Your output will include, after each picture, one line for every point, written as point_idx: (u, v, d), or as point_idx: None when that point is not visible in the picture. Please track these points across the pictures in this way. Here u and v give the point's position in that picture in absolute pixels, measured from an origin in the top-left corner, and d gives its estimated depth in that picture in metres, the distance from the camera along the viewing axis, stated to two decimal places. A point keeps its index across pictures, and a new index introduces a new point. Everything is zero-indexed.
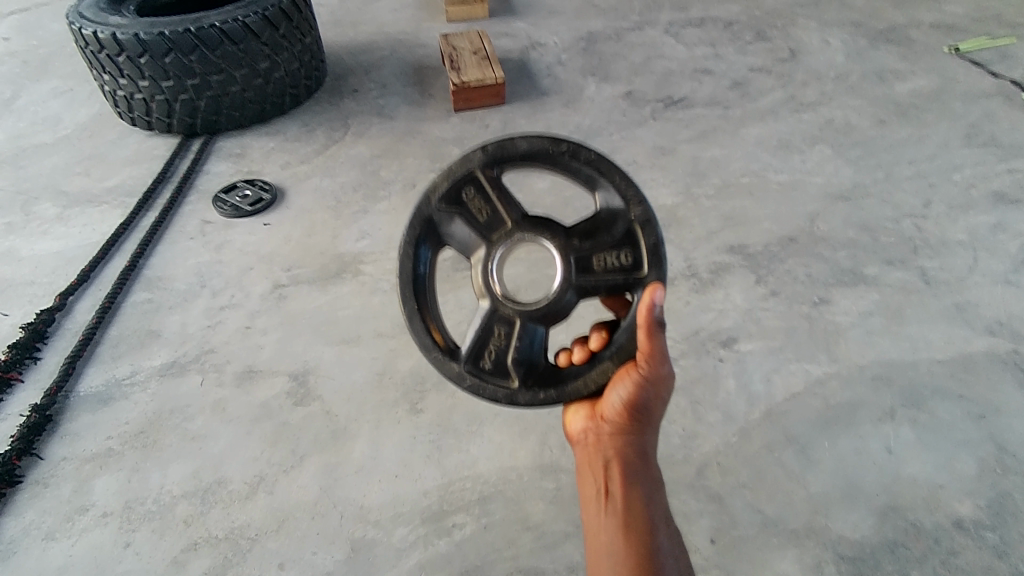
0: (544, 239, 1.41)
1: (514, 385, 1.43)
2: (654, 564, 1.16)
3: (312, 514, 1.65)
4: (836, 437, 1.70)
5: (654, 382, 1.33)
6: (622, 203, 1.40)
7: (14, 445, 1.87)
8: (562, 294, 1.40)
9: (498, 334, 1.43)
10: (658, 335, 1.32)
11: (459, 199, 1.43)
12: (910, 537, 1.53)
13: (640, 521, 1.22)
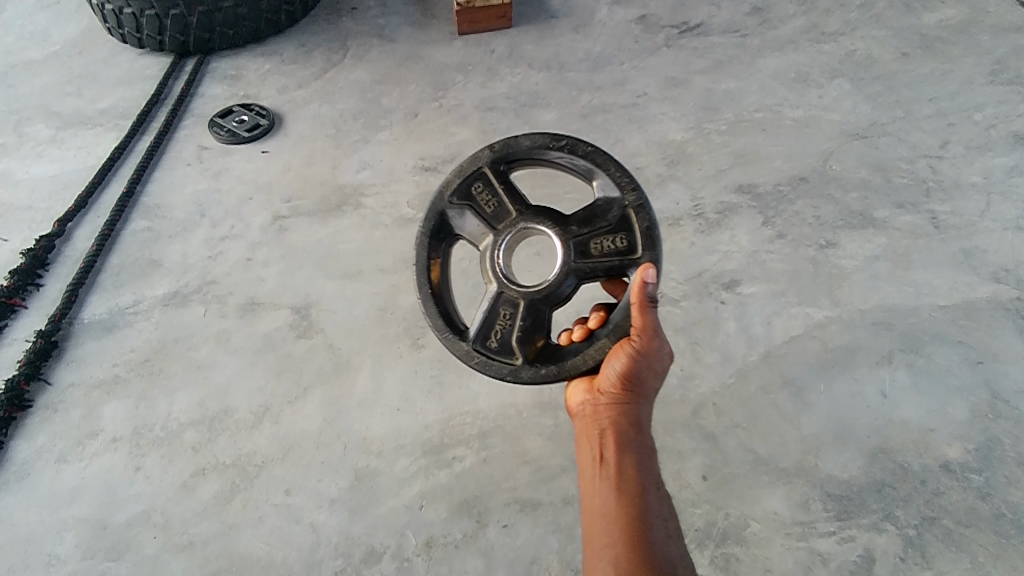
0: (546, 227, 1.43)
1: (517, 361, 1.41)
2: (646, 525, 1.09)
3: (315, 443, 1.69)
4: (832, 381, 1.72)
5: (648, 353, 1.29)
6: (618, 190, 1.41)
7: (21, 370, 1.91)
8: (562, 278, 1.40)
9: (505, 315, 1.43)
10: (651, 310, 1.30)
11: (468, 194, 1.49)
12: (897, 478, 1.57)
13: (632, 484, 1.15)
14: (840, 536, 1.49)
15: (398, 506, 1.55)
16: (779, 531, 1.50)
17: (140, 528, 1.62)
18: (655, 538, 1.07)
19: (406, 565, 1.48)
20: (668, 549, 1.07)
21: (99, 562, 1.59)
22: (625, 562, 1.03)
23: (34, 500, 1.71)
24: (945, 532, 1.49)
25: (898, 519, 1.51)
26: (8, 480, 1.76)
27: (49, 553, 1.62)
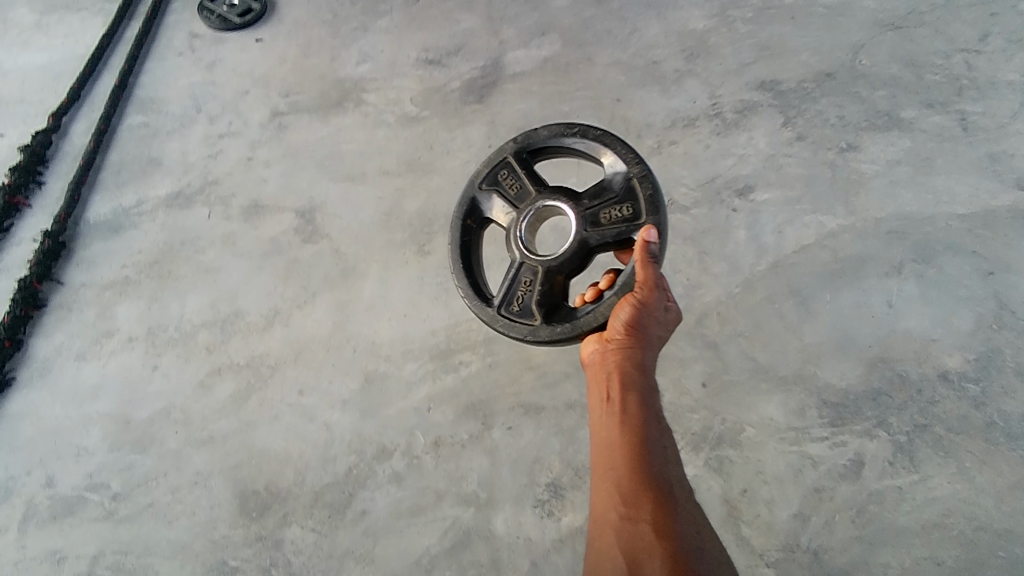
0: (562, 203, 1.38)
1: (536, 322, 1.35)
2: (649, 451, 1.07)
3: (326, 347, 1.72)
4: (839, 291, 1.70)
5: (651, 302, 1.22)
6: (626, 160, 1.34)
7: (32, 270, 1.91)
8: (577, 250, 1.34)
9: (525, 288, 1.38)
10: (652, 260, 1.23)
11: (494, 181, 1.47)
12: (894, 387, 1.58)
13: (635, 414, 1.12)
14: (832, 441, 1.53)
15: (407, 408, 1.59)
16: (772, 435, 1.54)
17: (161, 423, 1.67)
18: (657, 463, 1.05)
19: (415, 461, 1.53)
20: (670, 473, 1.05)
21: (126, 454, 1.64)
22: (627, 485, 1.02)
23: (58, 395, 1.77)
24: (935, 439, 1.51)
25: (890, 426, 1.53)
26: (33, 375, 1.82)
27: (78, 445, 1.67)
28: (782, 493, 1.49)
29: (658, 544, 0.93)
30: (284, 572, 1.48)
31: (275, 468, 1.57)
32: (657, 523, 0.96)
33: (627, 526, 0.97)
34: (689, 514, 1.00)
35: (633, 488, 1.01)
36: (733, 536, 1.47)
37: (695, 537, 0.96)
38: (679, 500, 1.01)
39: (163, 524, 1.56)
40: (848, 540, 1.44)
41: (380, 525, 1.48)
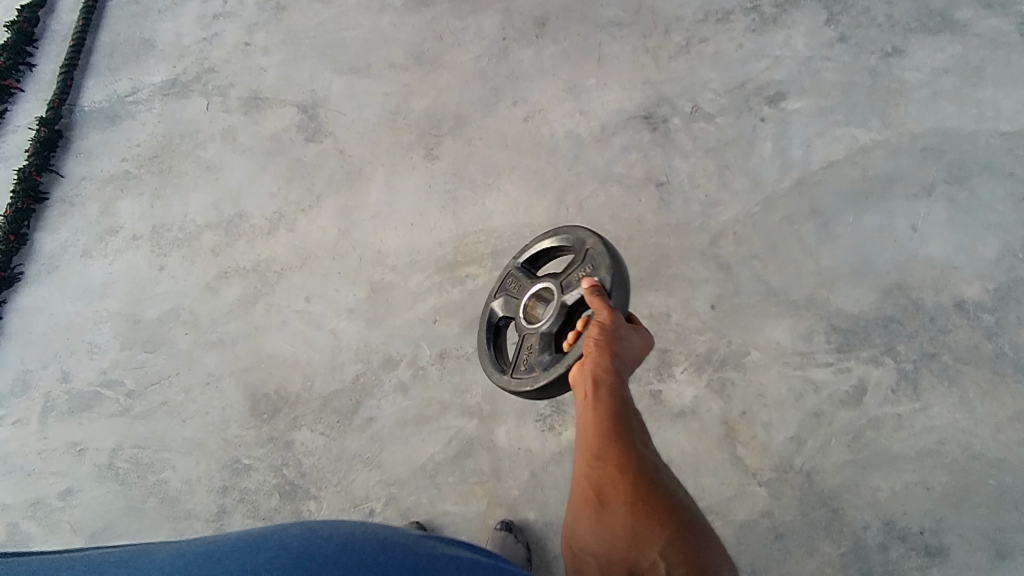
0: (545, 282, 1.34)
1: (538, 372, 1.26)
2: (616, 407, 1.06)
3: (332, 254, 1.69)
4: (862, 212, 1.61)
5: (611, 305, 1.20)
6: (583, 228, 1.31)
7: (31, 161, 1.85)
8: (560, 311, 1.28)
9: (528, 361, 1.30)
10: (605, 295, 1.19)
11: (497, 287, 1.44)
12: (907, 314, 1.53)
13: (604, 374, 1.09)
14: (837, 367, 1.50)
15: (413, 319, 1.59)
16: (777, 360, 1.52)
17: (170, 324, 1.67)
18: (625, 416, 1.05)
19: (420, 372, 1.53)
20: (636, 425, 1.05)
21: (137, 353, 1.64)
22: (595, 441, 1.03)
23: (67, 292, 1.75)
24: (941, 368, 1.48)
25: (898, 354, 1.50)
26: (39, 272, 1.80)
27: (91, 342, 1.67)
28: (781, 416, 1.48)
29: (624, 481, 0.94)
30: (295, 472, 1.49)
31: (283, 372, 1.58)
32: (623, 464, 0.97)
33: (597, 472, 0.98)
34: (657, 456, 1.01)
35: (601, 440, 1.02)
36: (727, 455, 1.47)
37: (662, 470, 0.97)
38: (646, 446, 1.02)
39: (177, 423, 1.56)
40: (841, 463, 1.43)
41: (387, 432, 1.50)
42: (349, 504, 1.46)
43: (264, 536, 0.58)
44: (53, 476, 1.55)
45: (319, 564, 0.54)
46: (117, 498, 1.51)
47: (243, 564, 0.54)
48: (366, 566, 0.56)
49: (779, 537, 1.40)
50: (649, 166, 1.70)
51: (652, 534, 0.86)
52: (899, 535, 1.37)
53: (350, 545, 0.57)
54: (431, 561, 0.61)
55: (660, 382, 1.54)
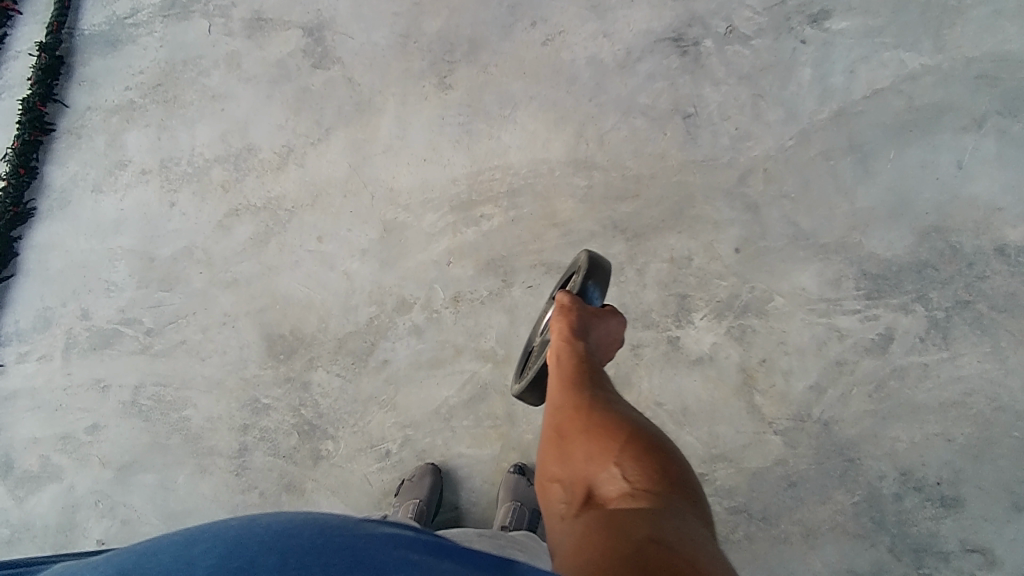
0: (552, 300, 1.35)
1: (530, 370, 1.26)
2: (578, 359, 1.08)
3: (343, 192, 1.64)
4: (905, 147, 1.50)
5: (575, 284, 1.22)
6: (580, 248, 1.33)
7: (33, 90, 1.74)
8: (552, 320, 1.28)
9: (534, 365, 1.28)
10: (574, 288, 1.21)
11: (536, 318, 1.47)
12: (943, 259, 1.45)
13: (567, 330, 1.12)
14: (864, 315, 1.45)
15: (426, 261, 1.56)
16: (801, 307, 1.46)
17: (185, 263, 1.65)
18: (587, 365, 1.07)
19: (434, 316, 1.52)
20: (599, 371, 1.07)
21: (154, 292, 1.64)
22: (559, 390, 1.05)
23: (81, 228, 1.72)
24: (975, 316, 1.42)
25: (930, 301, 1.43)
26: (52, 208, 1.74)
27: (107, 279, 1.66)
28: (802, 364, 1.44)
29: (582, 417, 0.97)
30: (313, 413, 1.52)
31: (298, 313, 1.57)
32: (581, 404, 0.99)
33: (559, 416, 1.01)
34: (617, 393, 1.02)
35: (562, 390, 1.04)
36: (745, 404, 1.44)
37: (621, 404, 0.98)
38: (607, 387, 1.04)
39: (197, 361, 1.58)
40: (862, 413, 1.40)
41: (401, 374, 1.50)
42: (365, 444, 1.49)
43: (197, 530, 0.56)
44: (79, 411, 1.59)
45: (255, 551, 0.52)
46: (143, 434, 1.55)
47: (173, 556, 0.52)
48: (305, 550, 0.53)
49: (792, 485, 1.39)
50: (676, 96, 1.58)
51: (607, 456, 0.88)
52: (916, 485, 1.36)
53: (288, 531, 0.55)
54: (375, 540, 0.58)
55: (679, 328, 1.48)
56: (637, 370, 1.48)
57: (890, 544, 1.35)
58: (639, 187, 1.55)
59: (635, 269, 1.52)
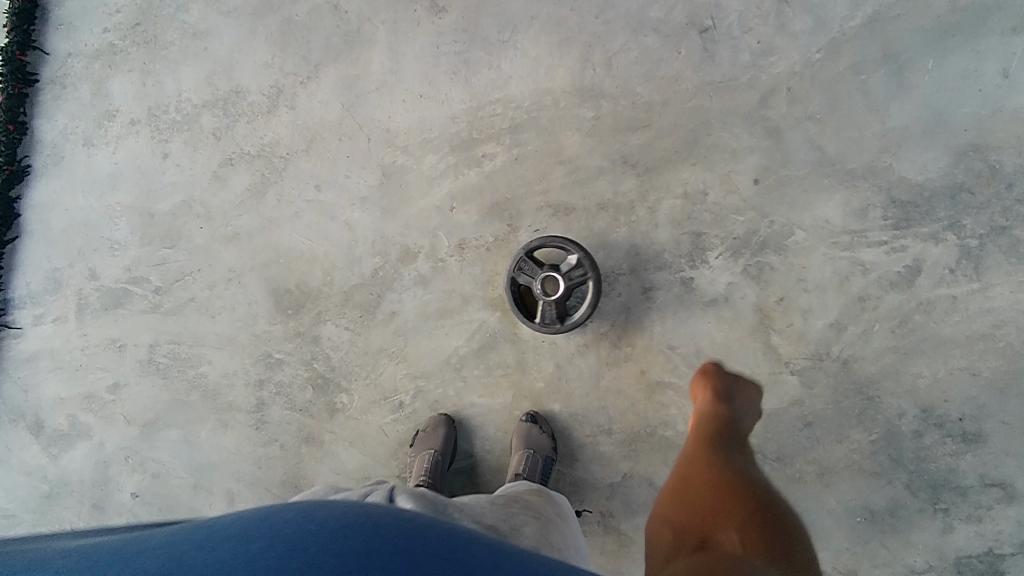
0: (549, 274, 1.35)
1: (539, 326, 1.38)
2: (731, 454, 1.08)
3: (338, 135, 1.56)
4: (946, 55, 1.34)
5: (744, 387, 1.29)
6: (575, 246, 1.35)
7: (10, 38, 1.60)
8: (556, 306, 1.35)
9: (558, 322, 1.37)
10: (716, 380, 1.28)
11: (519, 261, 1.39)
12: (980, 182, 1.34)
13: (711, 398, 1.24)
14: (890, 247, 1.36)
15: (429, 207, 1.51)
16: (824, 241, 1.38)
17: (185, 218, 1.61)
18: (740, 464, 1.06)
19: (440, 265, 1.49)
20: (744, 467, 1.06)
21: (157, 249, 1.61)
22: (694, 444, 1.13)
23: (77, 185, 1.66)
24: (1011, 244, 1.33)
25: (962, 229, 1.34)
26: (46, 165, 1.67)
27: (110, 238, 1.64)
28: (822, 302, 1.38)
29: (710, 472, 1.02)
30: (325, 366, 1.52)
31: (302, 266, 1.55)
32: (717, 462, 1.05)
33: (700, 490, 0.98)
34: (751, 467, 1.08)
35: (710, 470, 1.03)
36: (761, 344, 1.39)
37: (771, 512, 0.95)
38: (746, 455, 1.10)
39: (207, 318, 1.58)
40: (883, 349, 1.35)
41: (409, 326, 1.49)
42: (379, 396, 1.50)
43: (255, 528, 0.58)
44: (99, 370, 1.62)
45: (315, 551, 0.53)
46: (163, 392, 1.59)
47: (233, 551, 0.54)
48: (362, 550, 0.54)
49: (808, 426, 1.37)
50: (692, 7, 1.42)
51: (723, 507, 0.92)
52: (937, 422, 1.33)
53: (344, 531, 0.57)
54: (412, 523, 0.64)
55: (693, 269, 1.42)
56: (649, 313, 1.43)
57: (906, 480, 1.34)
58: (650, 115, 1.44)
59: (646, 207, 1.43)
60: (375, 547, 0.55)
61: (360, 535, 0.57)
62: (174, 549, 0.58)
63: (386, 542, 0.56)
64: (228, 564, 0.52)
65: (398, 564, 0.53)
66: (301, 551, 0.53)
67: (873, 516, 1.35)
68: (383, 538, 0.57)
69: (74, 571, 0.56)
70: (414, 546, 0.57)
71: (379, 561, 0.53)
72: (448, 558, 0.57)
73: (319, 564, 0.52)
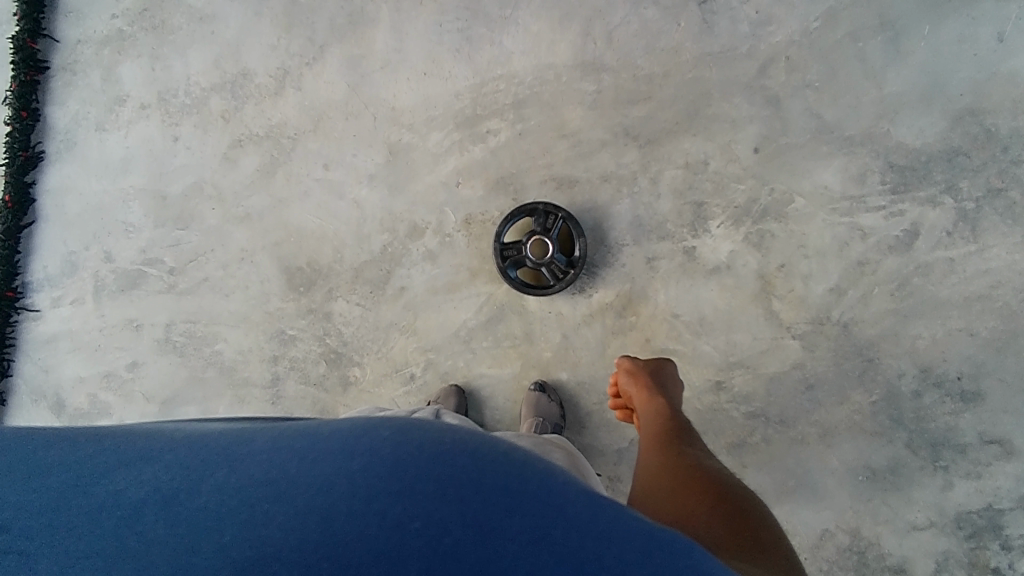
0: (534, 242, 1.44)
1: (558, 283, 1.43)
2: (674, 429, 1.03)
3: (345, 114, 1.58)
4: (942, 21, 1.36)
5: (665, 366, 1.24)
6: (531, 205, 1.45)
7: (21, 27, 1.64)
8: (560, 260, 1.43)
9: (570, 268, 1.43)
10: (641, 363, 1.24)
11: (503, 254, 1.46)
12: (977, 145, 1.36)
13: (643, 384, 1.18)
14: (889, 211, 1.38)
15: (435, 183, 1.54)
16: (824, 207, 1.40)
17: (197, 200, 1.64)
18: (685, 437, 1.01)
19: (447, 239, 1.53)
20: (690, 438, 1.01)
21: (171, 230, 1.65)
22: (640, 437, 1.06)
23: (91, 170, 1.70)
24: (1007, 205, 1.36)
25: (960, 192, 1.36)
26: (59, 150, 1.71)
27: (124, 221, 1.68)
28: (822, 267, 1.40)
29: (654, 456, 0.96)
30: (338, 341, 1.57)
31: (312, 244, 1.58)
32: (658, 444, 0.99)
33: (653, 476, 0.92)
34: (709, 451, 0.98)
35: (657, 453, 0.97)
36: (763, 310, 1.42)
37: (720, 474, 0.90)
38: (686, 427, 1.06)
39: (221, 297, 1.62)
40: (883, 312, 1.38)
41: (419, 300, 1.53)
42: (390, 369, 1.54)
43: (352, 439, 0.62)
44: (117, 350, 1.67)
45: (413, 476, 0.57)
46: (180, 370, 1.63)
47: (334, 466, 0.58)
48: (462, 481, 0.58)
49: (809, 388, 1.40)
50: None
51: (681, 485, 0.87)
52: (936, 382, 1.36)
53: (442, 456, 0.60)
54: (508, 451, 0.65)
55: (695, 238, 1.44)
56: (653, 282, 1.46)
57: (907, 439, 1.37)
58: (650, 87, 1.46)
59: (648, 177, 1.46)
60: (475, 479, 0.58)
61: (461, 463, 0.60)
62: (273, 450, 0.62)
63: (486, 476, 0.59)
64: (331, 480, 0.57)
65: (499, 501, 0.56)
66: (402, 473, 0.57)
67: (875, 474, 1.39)
68: (486, 469, 0.59)
69: (184, 465, 0.61)
70: (514, 481, 0.59)
71: (478, 495, 0.56)
72: (550, 494, 0.59)
73: (421, 491, 0.56)
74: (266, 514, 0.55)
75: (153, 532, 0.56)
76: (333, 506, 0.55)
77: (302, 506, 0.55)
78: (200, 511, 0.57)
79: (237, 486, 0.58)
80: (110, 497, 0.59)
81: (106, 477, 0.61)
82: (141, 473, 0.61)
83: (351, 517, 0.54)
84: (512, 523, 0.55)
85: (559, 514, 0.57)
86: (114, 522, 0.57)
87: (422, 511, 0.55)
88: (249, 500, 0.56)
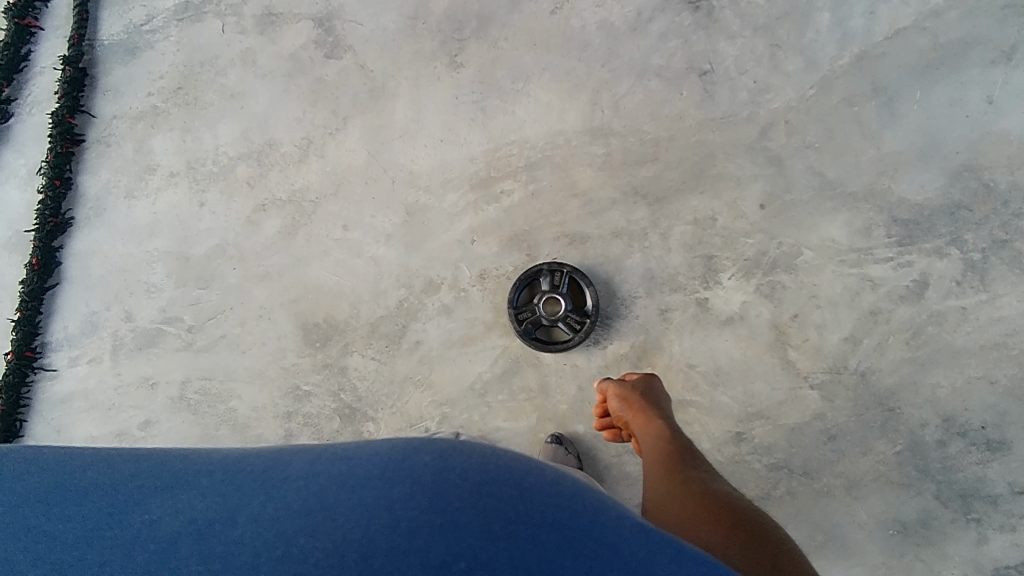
0: (546, 300, 1.50)
1: (576, 334, 1.48)
2: (678, 449, 1.04)
3: (365, 178, 1.64)
4: (932, 86, 1.43)
5: (654, 385, 1.26)
6: (536, 266, 1.53)
7: (61, 103, 1.70)
8: (574, 312, 1.49)
9: (584, 317, 1.48)
10: (636, 385, 1.26)
11: (519, 317, 1.51)
12: (977, 199, 1.41)
13: (642, 407, 1.19)
14: (896, 263, 1.42)
15: (451, 242, 1.59)
16: (832, 259, 1.44)
17: (219, 260, 1.69)
18: (688, 455, 1.02)
19: (462, 294, 1.57)
20: (694, 456, 1.02)
21: (191, 290, 1.69)
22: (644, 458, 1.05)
23: (117, 234, 1.74)
24: (1013, 256, 1.39)
25: (965, 244, 1.40)
26: (88, 217, 1.75)
27: (146, 281, 1.72)
28: (835, 317, 1.42)
29: (662, 475, 0.96)
30: (352, 397, 1.60)
31: (330, 302, 1.63)
32: (664, 463, 1.00)
33: (664, 494, 0.92)
34: (713, 472, 0.98)
35: (664, 472, 0.97)
36: (779, 360, 1.44)
37: (724, 486, 0.93)
38: (687, 443, 1.07)
39: (237, 354, 1.66)
40: (899, 362, 1.40)
41: (434, 354, 1.57)
42: (405, 424, 1.58)
43: (388, 466, 0.63)
44: (131, 409, 1.69)
45: (457, 508, 0.59)
46: (192, 427, 1.66)
47: (374, 496, 0.60)
48: (509, 516, 0.59)
49: (831, 439, 1.41)
50: (690, 54, 1.51)
51: (695, 498, 0.88)
52: (959, 431, 1.37)
53: (485, 487, 0.62)
54: (554, 484, 0.66)
55: (707, 290, 1.47)
56: (667, 334, 1.48)
57: (936, 491, 1.37)
58: (657, 149, 1.52)
59: (659, 233, 1.50)
60: (522, 514, 0.59)
61: (506, 495, 0.61)
62: (308, 479, 0.64)
63: (532, 511, 0.60)
64: (370, 508, 0.59)
65: (548, 540, 0.57)
66: (445, 505, 0.59)
67: (905, 528, 1.38)
68: (534, 504, 0.61)
69: (219, 493, 0.63)
70: (564, 518, 0.60)
71: (527, 530, 0.58)
72: (602, 532, 0.59)
73: (464, 525, 0.57)
74: (304, 548, 0.57)
75: (184, 565, 0.58)
76: (371, 541, 0.57)
77: (342, 539, 0.57)
78: (235, 544, 0.59)
79: (272, 518, 0.60)
80: (145, 529, 0.61)
81: (140, 506, 0.63)
82: (177, 501, 0.63)
83: (391, 554, 0.55)
84: (560, 564, 0.55)
85: (613, 555, 0.56)
86: (148, 554, 0.59)
87: (466, 547, 0.56)
88: (286, 533, 0.59)
